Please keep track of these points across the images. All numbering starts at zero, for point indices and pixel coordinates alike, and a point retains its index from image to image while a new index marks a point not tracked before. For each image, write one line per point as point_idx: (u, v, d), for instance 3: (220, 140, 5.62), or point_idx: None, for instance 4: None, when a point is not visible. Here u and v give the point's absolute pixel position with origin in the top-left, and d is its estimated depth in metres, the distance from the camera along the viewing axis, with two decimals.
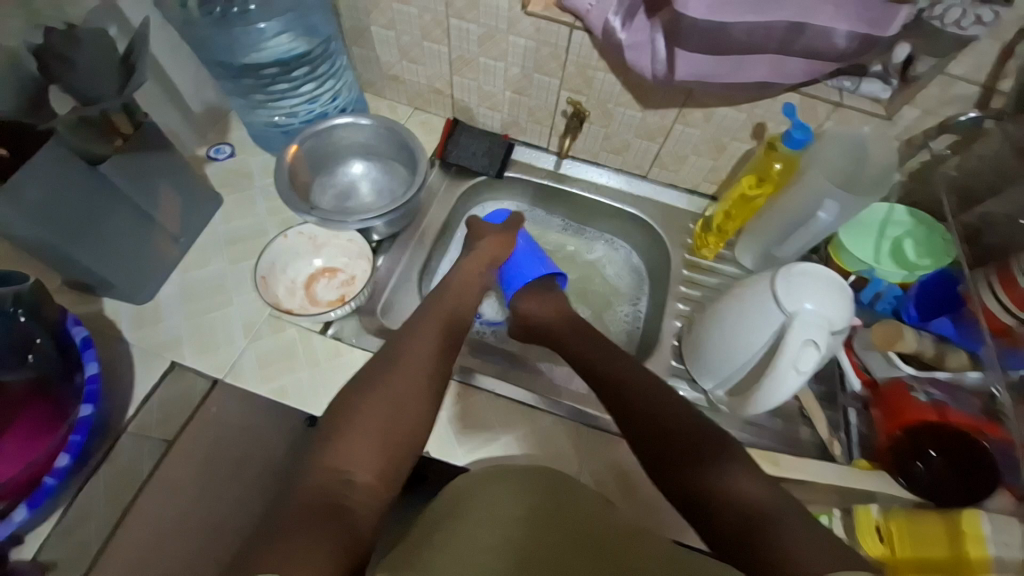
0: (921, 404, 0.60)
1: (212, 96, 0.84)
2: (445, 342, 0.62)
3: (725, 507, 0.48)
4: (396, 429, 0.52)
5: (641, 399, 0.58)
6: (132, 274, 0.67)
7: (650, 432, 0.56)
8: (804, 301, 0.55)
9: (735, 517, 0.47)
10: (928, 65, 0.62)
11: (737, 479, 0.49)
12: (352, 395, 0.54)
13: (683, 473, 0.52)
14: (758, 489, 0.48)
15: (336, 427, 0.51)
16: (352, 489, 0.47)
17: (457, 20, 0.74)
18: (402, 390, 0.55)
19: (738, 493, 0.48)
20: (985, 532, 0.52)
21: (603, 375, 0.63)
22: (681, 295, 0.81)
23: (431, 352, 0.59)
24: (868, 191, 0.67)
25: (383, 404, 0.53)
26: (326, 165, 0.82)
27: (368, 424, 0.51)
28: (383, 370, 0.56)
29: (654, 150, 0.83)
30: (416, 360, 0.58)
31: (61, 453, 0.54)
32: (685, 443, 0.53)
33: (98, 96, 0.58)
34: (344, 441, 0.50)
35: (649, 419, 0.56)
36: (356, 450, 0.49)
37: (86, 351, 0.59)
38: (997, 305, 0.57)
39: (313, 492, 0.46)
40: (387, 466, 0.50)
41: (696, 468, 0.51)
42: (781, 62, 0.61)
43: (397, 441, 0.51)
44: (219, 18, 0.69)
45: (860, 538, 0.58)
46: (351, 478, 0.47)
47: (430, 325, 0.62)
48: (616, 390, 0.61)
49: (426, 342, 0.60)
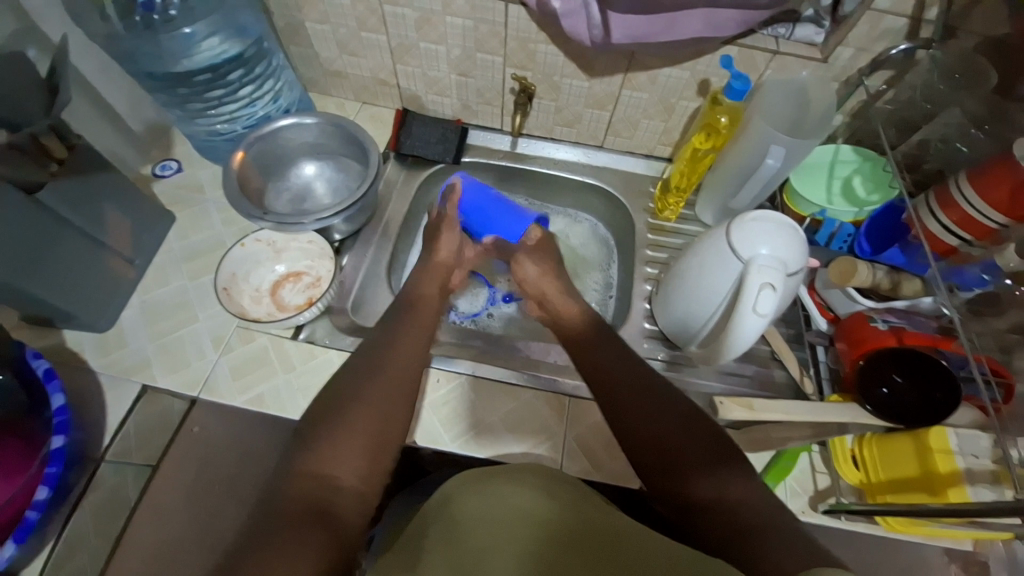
0: (881, 331, 0.62)
1: (151, 113, 0.82)
2: (426, 346, 0.63)
3: (707, 515, 0.47)
4: (387, 436, 0.51)
5: (636, 387, 0.57)
6: (89, 302, 0.65)
7: (634, 420, 0.55)
8: (758, 247, 0.57)
9: (711, 520, 0.47)
10: (855, 2, 0.63)
11: (712, 481, 0.48)
12: (337, 403, 0.52)
13: (671, 480, 0.50)
14: (731, 483, 0.48)
15: (319, 433, 0.50)
16: (338, 495, 0.46)
17: (391, 6, 0.73)
18: (388, 393, 0.54)
19: (716, 497, 0.47)
20: (953, 446, 0.54)
21: (590, 363, 0.61)
22: (648, 259, 0.82)
23: (408, 358, 0.59)
24: (813, 133, 0.68)
25: (371, 413, 0.52)
26: (277, 169, 0.80)
27: (356, 423, 0.51)
28: (360, 380, 0.55)
29: (606, 119, 0.83)
30: (401, 369, 0.57)
31: (39, 486, 0.53)
32: (666, 443, 0.52)
33: (26, 118, 0.55)
34: (332, 442, 0.49)
35: (631, 419, 0.55)
36: (344, 453, 0.48)
37: (51, 383, 0.57)
38: (937, 225, 0.59)
39: (299, 499, 0.44)
40: (375, 466, 0.49)
41: (678, 469, 0.50)
42: (712, 15, 0.61)
43: (384, 444, 0.51)
44: (143, 27, 0.67)
45: (838, 467, 0.62)
46: (337, 483, 0.46)
47: (408, 327, 0.63)
48: (606, 382, 0.58)
49: (414, 347, 0.60)
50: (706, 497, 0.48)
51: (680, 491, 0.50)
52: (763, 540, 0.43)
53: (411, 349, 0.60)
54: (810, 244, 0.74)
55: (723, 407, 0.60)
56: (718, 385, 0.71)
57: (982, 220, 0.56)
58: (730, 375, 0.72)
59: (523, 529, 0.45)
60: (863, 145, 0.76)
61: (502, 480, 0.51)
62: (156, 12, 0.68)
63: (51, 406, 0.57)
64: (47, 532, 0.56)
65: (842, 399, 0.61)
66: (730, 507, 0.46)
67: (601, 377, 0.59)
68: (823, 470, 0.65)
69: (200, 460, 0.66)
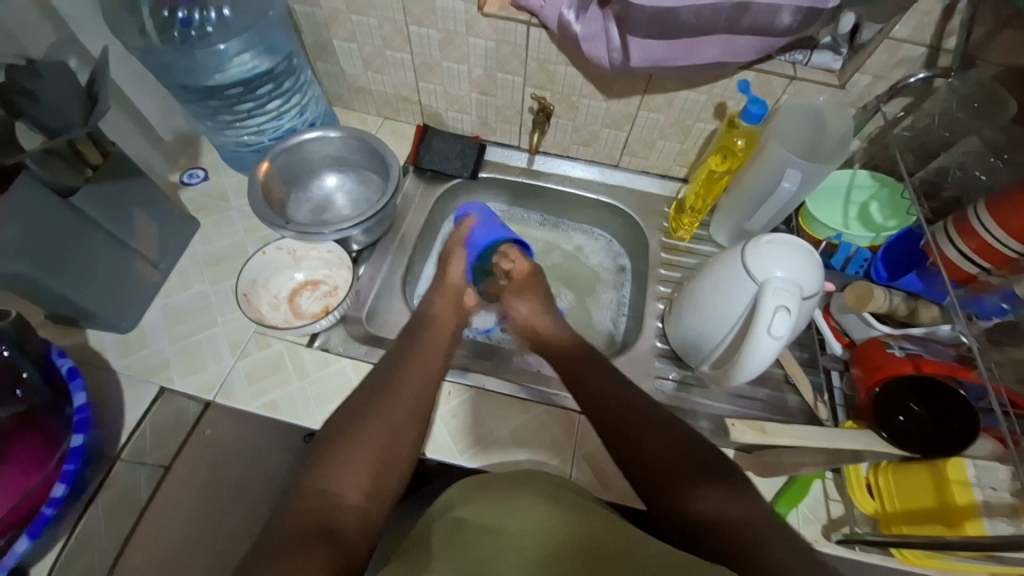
0: (897, 358, 0.61)
1: (181, 123, 0.85)
2: (441, 366, 0.63)
3: (706, 528, 0.48)
4: (393, 454, 0.52)
5: (638, 413, 0.58)
6: (115, 303, 0.67)
7: (625, 442, 0.56)
8: (774, 270, 0.57)
9: (711, 533, 0.47)
10: (872, 32, 0.64)
11: (720, 494, 0.49)
12: (347, 421, 0.53)
13: (673, 495, 0.51)
14: (734, 497, 0.49)
15: (331, 446, 0.51)
16: (341, 511, 0.46)
17: (417, 27, 0.75)
18: (396, 414, 0.54)
19: (721, 511, 0.48)
20: (970, 479, 0.55)
21: (592, 393, 0.61)
22: (661, 278, 0.82)
23: (420, 377, 0.59)
24: (829, 158, 0.68)
25: (378, 431, 0.52)
26: (300, 180, 0.83)
27: (364, 441, 0.51)
28: (372, 398, 0.56)
29: (622, 139, 0.84)
30: (407, 384, 0.58)
31: (57, 483, 0.54)
32: (670, 460, 0.53)
33: (66, 126, 0.57)
34: (338, 458, 0.49)
35: (639, 439, 0.55)
36: (351, 466, 0.49)
37: (74, 381, 0.59)
38: (955, 252, 0.59)
39: (302, 515, 0.45)
40: (380, 479, 0.50)
41: (677, 486, 0.51)
42: (730, 41, 0.62)
43: (390, 462, 0.51)
44: (180, 42, 0.71)
45: (853, 496, 0.60)
46: (340, 499, 0.47)
47: (425, 348, 0.64)
48: (609, 408, 0.59)
49: (425, 366, 0.61)
50: (709, 512, 0.49)
51: (683, 507, 0.50)
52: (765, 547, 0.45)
53: (428, 372, 0.60)
54: (826, 268, 0.74)
55: (736, 429, 0.61)
56: (730, 407, 0.71)
57: (999, 247, 0.55)
58: (741, 398, 0.71)
59: (530, 540, 0.45)
60: (880, 170, 0.76)
61: (511, 491, 0.51)
62: (194, 29, 0.72)
63: (73, 404, 0.59)
64: (59, 529, 0.57)
65: (857, 426, 0.60)
66: (732, 520, 0.47)
67: (607, 406, 0.59)
68: (835, 497, 0.63)
69: (211, 463, 0.67)
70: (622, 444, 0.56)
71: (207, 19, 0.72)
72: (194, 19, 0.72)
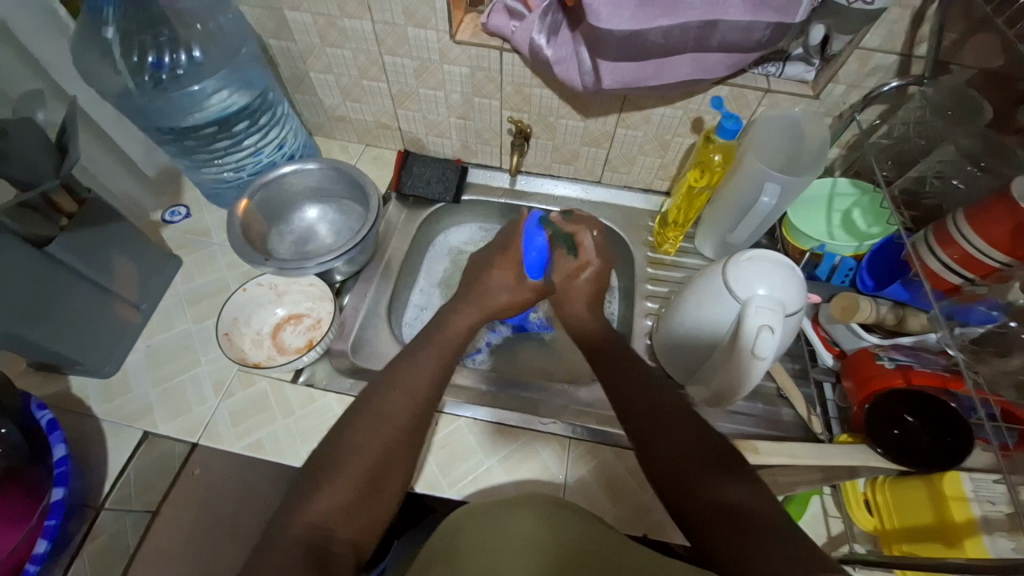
0: (887, 370, 0.60)
1: (163, 158, 0.85)
2: (441, 378, 0.57)
3: (715, 518, 0.44)
4: (388, 478, 0.49)
5: (653, 405, 0.53)
6: (95, 349, 0.66)
7: (646, 437, 0.51)
8: (755, 288, 0.56)
9: (725, 526, 0.43)
10: (842, 43, 0.64)
11: (738, 489, 0.45)
12: (331, 453, 0.49)
13: (690, 480, 0.47)
14: (753, 490, 0.45)
15: (322, 471, 0.48)
16: (335, 541, 0.44)
17: (391, 57, 0.76)
18: (384, 447, 0.50)
19: (726, 500, 0.44)
20: (967, 492, 0.53)
21: (614, 386, 0.58)
22: (648, 293, 0.81)
23: (411, 405, 0.53)
24: (807, 169, 0.68)
25: (377, 455, 0.49)
26: (280, 213, 0.82)
27: (357, 472, 0.48)
28: (350, 416, 0.52)
29: (602, 156, 0.84)
30: (408, 406, 0.53)
31: (39, 539, 0.53)
32: (683, 449, 0.49)
33: (37, 178, 0.58)
34: (330, 487, 0.46)
35: (656, 431, 0.51)
36: (336, 492, 0.46)
37: (53, 433, 0.58)
38: (937, 263, 0.59)
39: (297, 542, 0.43)
40: (371, 518, 0.47)
41: (692, 473, 0.47)
42: (701, 58, 0.62)
43: (381, 487, 0.48)
44: (152, 86, 0.70)
45: (851, 512, 0.60)
46: (335, 528, 0.45)
47: (417, 365, 0.57)
48: (634, 390, 0.56)
49: (425, 386, 0.55)
50: (716, 501, 0.45)
51: (699, 496, 0.46)
52: (782, 548, 0.41)
53: (415, 402, 0.54)
54: (811, 278, 0.74)
55: None
56: (725, 424, 0.69)
57: (983, 259, 0.55)
58: (738, 414, 0.70)
59: (526, 557, 0.44)
60: (861, 176, 0.76)
61: (506, 513, 0.50)
62: (165, 72, 0.71)
63: (53, 457, 0.58)
64: None
65: (852, 441, 0.59)
66: (731, 512, 0.44)
67: (630, 395, 0.55)
68: (835, 514, 0.62)
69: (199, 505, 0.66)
70: (636, 422, 0.53)
71: (178, 61, 0.71)
72: (165, 62, 0.71)
